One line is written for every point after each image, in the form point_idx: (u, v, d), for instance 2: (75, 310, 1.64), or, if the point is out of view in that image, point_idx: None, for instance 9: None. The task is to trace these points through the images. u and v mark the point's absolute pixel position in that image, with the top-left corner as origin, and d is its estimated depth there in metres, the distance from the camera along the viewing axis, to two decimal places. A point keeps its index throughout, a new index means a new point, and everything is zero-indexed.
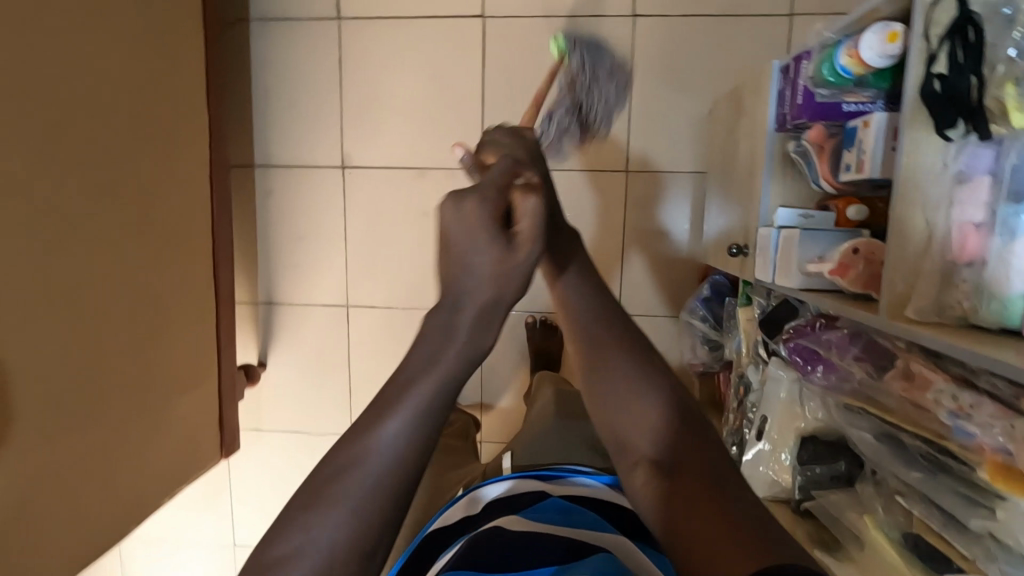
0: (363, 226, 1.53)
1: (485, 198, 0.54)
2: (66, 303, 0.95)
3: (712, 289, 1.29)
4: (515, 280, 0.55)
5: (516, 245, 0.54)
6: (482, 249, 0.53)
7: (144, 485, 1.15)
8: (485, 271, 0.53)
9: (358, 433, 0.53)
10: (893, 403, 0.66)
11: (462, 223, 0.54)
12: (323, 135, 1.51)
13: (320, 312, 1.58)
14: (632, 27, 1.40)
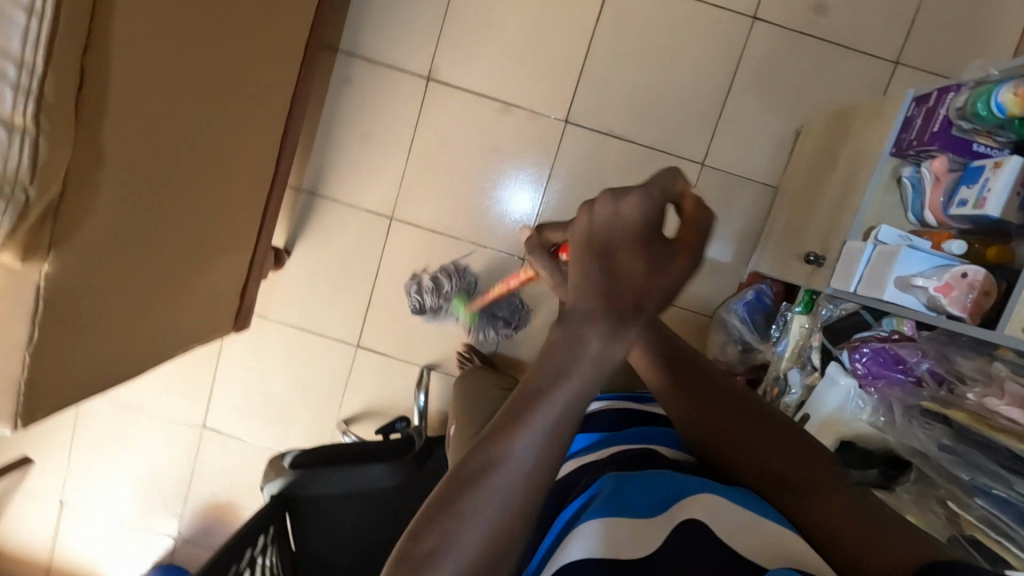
0: (431, 143, 1.50)
1: (648, 195, 0.52)
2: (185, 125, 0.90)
3: (755, 294, 1.34)
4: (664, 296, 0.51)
5: (670, 258, 0.51)
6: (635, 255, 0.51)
7: (169, 333, 1.09)
8: (638, 280, 0.51)
9: (486, 456, 0.50)
10: (981, 414, 0.76)
11: (609, 231, 0.52)
12: (417, 42, 1.46)
13: (361, 216, 1.54)
14: (749, 29, 1.42)
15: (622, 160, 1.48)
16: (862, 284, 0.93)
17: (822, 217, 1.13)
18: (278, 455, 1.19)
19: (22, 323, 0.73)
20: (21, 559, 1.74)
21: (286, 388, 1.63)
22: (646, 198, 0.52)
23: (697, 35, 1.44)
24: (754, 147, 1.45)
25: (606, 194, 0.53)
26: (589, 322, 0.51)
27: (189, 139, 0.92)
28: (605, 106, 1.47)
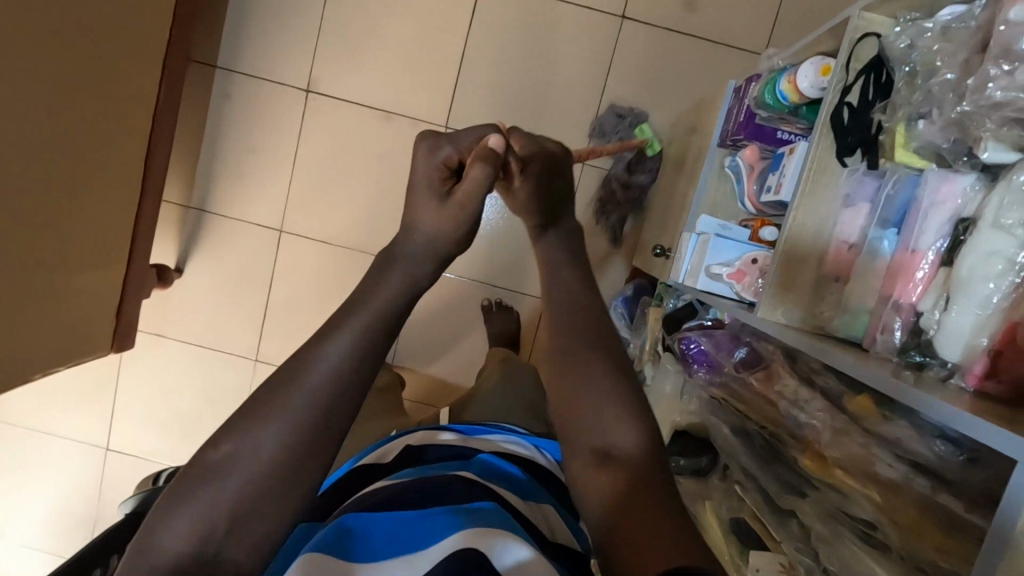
0: (314, 154, 1.51)
1: (433, 150, 0.68)
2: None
3: (635, 289, 1.37)
4: (448, 210, 0.66)
5: (448, 199, 0.66)
6: (423, 200, 0.67)
7: (18, 358, 1.09)
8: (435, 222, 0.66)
9: (276, 386, 0.56)
10: (747, 395, 0.77)
11: (422, 165, 0.68)
12: (295, 55, 1.47)
13: (251, 230, 1.54)
14: (619, 29, 1.44)
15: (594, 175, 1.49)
16: (686, 273, 0.95)
17: (674, 213, 1.15)
18: (154, 475, 1.20)
19: None
20: None
21: (190, 404, 1.63)
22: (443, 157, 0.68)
23: (569, 37, 1.45)
24: None
25: (428, 136, 0.68)
26: (286, 388, 0.56)
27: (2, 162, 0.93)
28: (485, 110, 1.49)
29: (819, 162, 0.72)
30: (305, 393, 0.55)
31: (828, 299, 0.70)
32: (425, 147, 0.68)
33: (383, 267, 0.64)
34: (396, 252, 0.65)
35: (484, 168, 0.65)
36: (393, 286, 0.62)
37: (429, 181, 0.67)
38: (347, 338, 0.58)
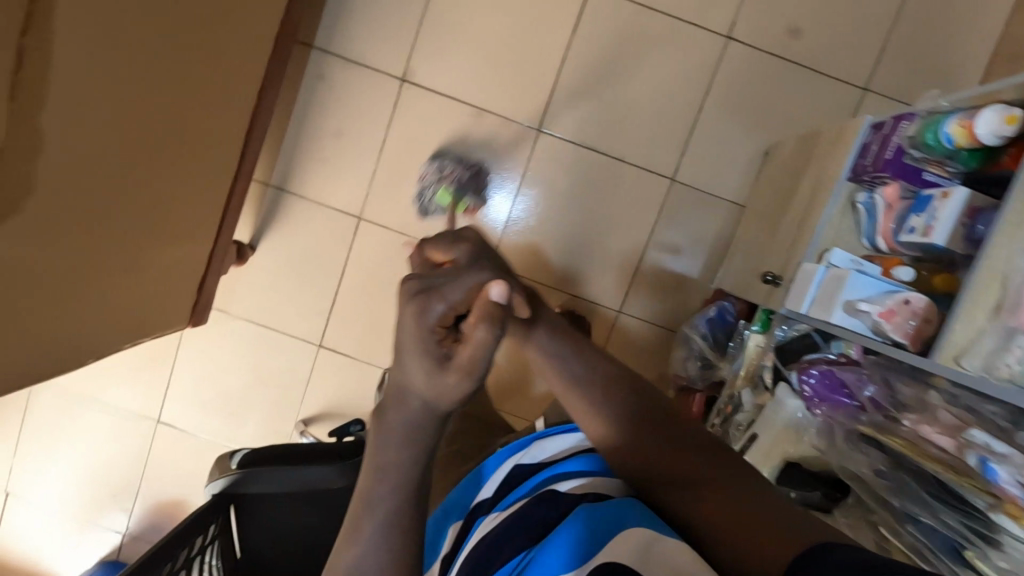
0: (402, 144, 1.49)
1: (423, 309, 0.53)
2: (135, 119, 0.88)
3: (718, 311, 1.37)
4: (453, 389, 0.52)
5: (448, 366, 0.52)
6: (412, 361, 0.53)
7: (102, 325, 1.07)
8: (427, 387, 0.53)
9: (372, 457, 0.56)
10: (906, 435, 0.78)
11: (408, 330, 0.53)
12: (395, 42, 1.45)
13: (329, 215, 1.52)
14: (724, 48, 1.43)
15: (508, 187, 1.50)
16: (811, 305, 0.95)
17: (784, 241, 1.14)
18: (229, 453, 1.21)
19: None
20: None
21: (246, 385, 1.60)
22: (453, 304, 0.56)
23: (673, 50, 1.44)
24: (725, 166, 1.47)
25: (410, 284, 0.55)
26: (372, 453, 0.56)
27: (137, 130, 0.90)
28: (579, 117, 1.47)
29: (1020, 217, 0.74)
30: (389, 487, 0.56)
31: (1011, 356, 0.69)
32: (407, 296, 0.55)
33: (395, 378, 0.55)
34: (388, 412, 0.55)
35: (489, 332, 0.51)
36: (399, 435, 0.55)
37: (419, 348, 0.53)
38: (404, 434, 0.55)
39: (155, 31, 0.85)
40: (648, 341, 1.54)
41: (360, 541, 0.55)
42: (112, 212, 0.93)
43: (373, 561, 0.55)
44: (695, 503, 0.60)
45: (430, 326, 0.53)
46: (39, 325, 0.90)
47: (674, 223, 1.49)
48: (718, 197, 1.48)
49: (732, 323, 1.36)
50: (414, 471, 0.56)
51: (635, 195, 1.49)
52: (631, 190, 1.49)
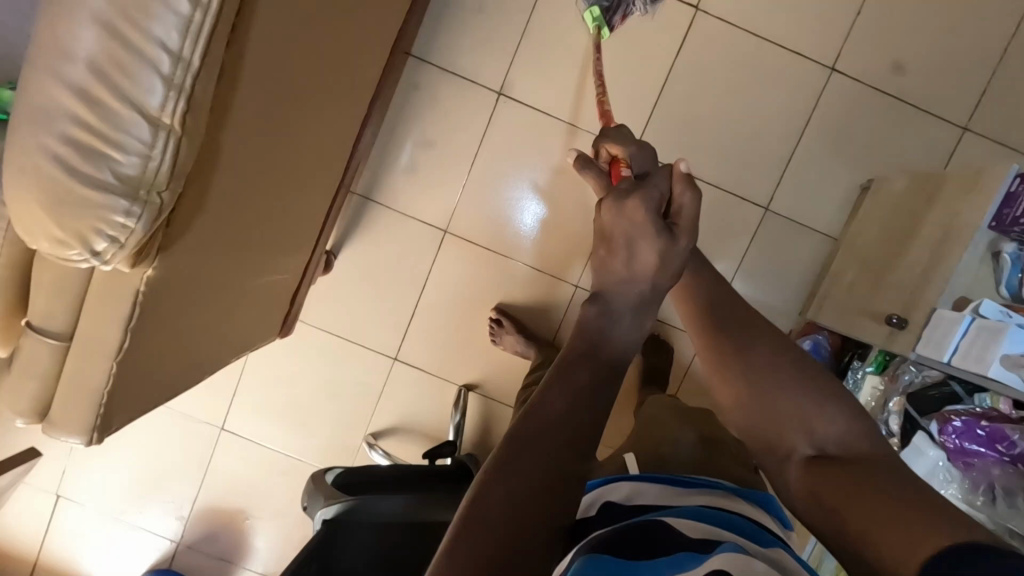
0: (495, 157, 1.46)
1: (647, 197, 0.57)
2: (290, 131, 0.85)
3: (813, 345, 1.36)
4: (677, 260, 0.56)
5: (677, 232, 0.57)
6: (643, 240, 0.55)
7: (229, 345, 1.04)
8: (653, 267, 0.55)
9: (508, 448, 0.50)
10: None
11: (635, 208, 0.56)
12: (494, 55, 1.42)
13: (415, 226, 1.48)
14: (827, 79, 1.42)
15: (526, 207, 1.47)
16: (954, 355, 0.94)
17: (903, 281, 1.13)
18: (321, 470, 1.17)
19: (116, 328, 0.67)
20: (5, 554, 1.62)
21: (316, 395, 1.56)
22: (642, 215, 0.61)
23: (775, 79, 1.42)
24: (820, 197, 1.45)
25: (613, 194, 0.58)
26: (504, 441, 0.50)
27: (289, 143, 0.86)
28: (676, 140, 1.45)
29: None
30: (509, 478, 0.48)
31: None
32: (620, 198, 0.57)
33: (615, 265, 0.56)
34: (611, 304, 0.55)
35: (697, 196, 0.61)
36: (628, 319, 0.55)
37: (647, 218, 0.56)
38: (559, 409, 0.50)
39: (318, 42, 0.81)
40: None
41: (479, 526, 0.46)
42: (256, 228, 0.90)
43: (514, 509, 0.47)
44: (836, 480, 0.58)
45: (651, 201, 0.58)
46: (190, 347, 0.86)
47: (764, 252, 1.48)
48: (810, 228, 1.46)
49: (827, 357, 1.36)
50: (556, 455, 0.49)
51: (727, 223, 1.47)
52: (722, 218, 1.47)
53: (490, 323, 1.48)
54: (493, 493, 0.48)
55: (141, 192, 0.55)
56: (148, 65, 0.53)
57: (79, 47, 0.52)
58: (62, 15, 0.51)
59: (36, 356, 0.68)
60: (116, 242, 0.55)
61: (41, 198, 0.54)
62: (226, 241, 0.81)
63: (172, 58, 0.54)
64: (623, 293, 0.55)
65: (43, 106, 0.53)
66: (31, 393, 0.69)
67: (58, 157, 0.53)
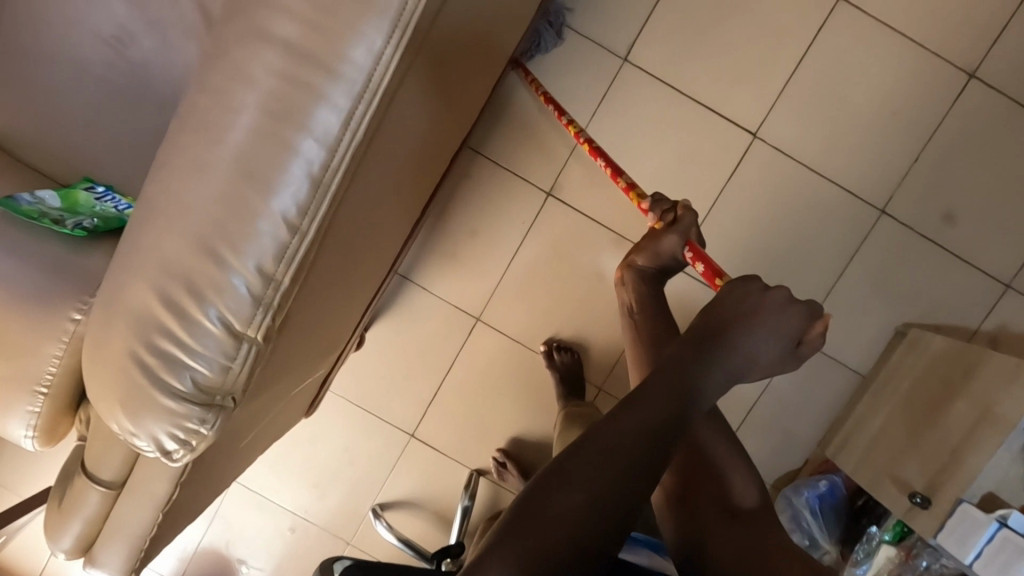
0: (536, 253, 1.47)
1: (805, 319, 0.75)
2: (346, 268, 0.86)
3: (828, 486, 1.35)
4: (776, 360, 0.75)
5: (797, 348, 0.76)
6: (773, 338, 0.73)
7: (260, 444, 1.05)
8: (763, 361, 0.73)
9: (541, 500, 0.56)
10: None
11: (783, 317, 0.73)
12: (549, 155, 1.43)
13: (449, 309, 1.50)
14: (875, 219, 1.42)
15: (542, 270, 1.47)
16: (976, 557, 0.94)
17: (930, 454, 1.12)
18: (328, 560, 1.20)
19: (164, 485, 0.68)
20: (9, 570, 1.64)
21: (330, 460, 1.57)
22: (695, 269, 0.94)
23: (824, 212, 1.42)
24: (853, 333, 1.46)
25: (784, 290, 0.74)
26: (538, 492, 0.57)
27: (343, 275, 0.88)
28: (718, 260, 1.46)
29: None
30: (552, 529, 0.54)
31: None
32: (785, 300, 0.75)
33: (743, 347, 0.71)
34: (729, 361, 0.69)
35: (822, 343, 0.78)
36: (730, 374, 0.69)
37: (782, 327, 0.73)
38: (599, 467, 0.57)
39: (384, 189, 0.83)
40: None
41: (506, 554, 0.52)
42: (301, 352, 0.91)
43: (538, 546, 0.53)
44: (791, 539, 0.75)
45: (797, 316, 0.74)
46: (225, 465, 0.88)
47: (791, 379, 1.49)
48: (842, 362, 1.47)
49: (844, 498, 1.36)
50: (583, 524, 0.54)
51: None
52: None
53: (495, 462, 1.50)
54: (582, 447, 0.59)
55: (216, 397, 0.57)
56: (240, 283, 0.54)
57: (179, 263, 0.54)
58: (170, 231, 0.54)
59: (85, 498, 0.69)
60: (188, 444, 0.57)
61: (124, 396, 0.56)
62: (276, 376, 0.82)
63: (263, 277, 0.55)
64: (735, 368, 0.70)
65: (136, 309, 0.55)
66: (74, 532, 0.70)
67: (142, 359, 0.55)
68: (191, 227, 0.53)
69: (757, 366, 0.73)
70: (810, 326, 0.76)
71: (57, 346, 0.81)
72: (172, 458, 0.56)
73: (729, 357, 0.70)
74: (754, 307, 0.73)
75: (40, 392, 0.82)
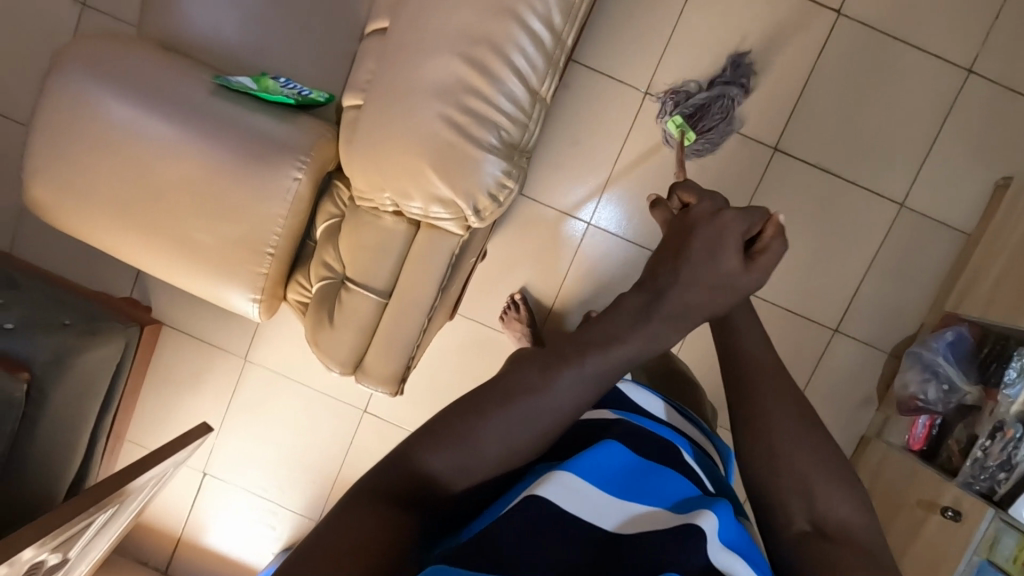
0: (639, 152, 1.52)
1: (743, 214, 0.58)
2: None
3: (956, 336, 1.39)
4: (730, 294, 0.57)
5: (752, 266, 0.57)
6: (718, 264, 0.56)
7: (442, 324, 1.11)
8: (708, 293, 0.56)
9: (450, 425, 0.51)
10: None
11: (713, 228, 0.57)
12: (644, 56, 1.49)
13: (560, 218, 1.55)
14: (963, 80, 1.47)
15: (648, 170, 1.52)
16: None
17: None
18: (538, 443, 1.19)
19: (429, 288, 0.80)
20: (152, 527, 1.69)
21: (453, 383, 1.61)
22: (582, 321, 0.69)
23: (912, 79, 1.48)
24: (954, 194, 1.51)
25: (711, 201, 0.60)
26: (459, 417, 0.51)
27: None
28: (816, 140, 1.51)
29: None
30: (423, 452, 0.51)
31: None
32: (720, 206, 0.59)
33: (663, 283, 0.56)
34: (656, 300, 0.56)
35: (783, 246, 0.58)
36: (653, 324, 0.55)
37: (716, 247, 0.56)
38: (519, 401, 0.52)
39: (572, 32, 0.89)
40: (863, 364, 1.58)
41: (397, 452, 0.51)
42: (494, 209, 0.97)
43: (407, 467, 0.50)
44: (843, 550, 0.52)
45: (727, 225, 0.57)
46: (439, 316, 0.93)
47: (896, 247, 1.54)
48: (946, 225, 1.52)
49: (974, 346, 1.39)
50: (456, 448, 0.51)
51: (863, 218, 1.53)
52: (858, 213, 1.53)
53: (510, 301, 1.55)
54: (505, 371, 0.54)
55: (510, 154, 0.73)
56: (528, 51, 0.70)
57: (476, 39, 0.69)
58: (467, 15, 0.69)
59: (360, 305, 0.83)
60: (494, 196, 0.73)
61: (442, 157, 0.71)
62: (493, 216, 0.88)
63: (543, 46, 0.70)
64: (673, 303, 0.55)
65: (450, 91, 0.70)
66: (349, 343, 0.85)
67: (455, 122, 0.70)
68: (486, 8, 0.69)
69: (708, 306, 0.56)
70: (752, 228, 0.58)
71: (282, 207, 0.87)
72: (486, 204, 0.73)
73: (655, 299, 0.56)
74: (678, 230, 0.59)
75: (268, 253, 0.88)
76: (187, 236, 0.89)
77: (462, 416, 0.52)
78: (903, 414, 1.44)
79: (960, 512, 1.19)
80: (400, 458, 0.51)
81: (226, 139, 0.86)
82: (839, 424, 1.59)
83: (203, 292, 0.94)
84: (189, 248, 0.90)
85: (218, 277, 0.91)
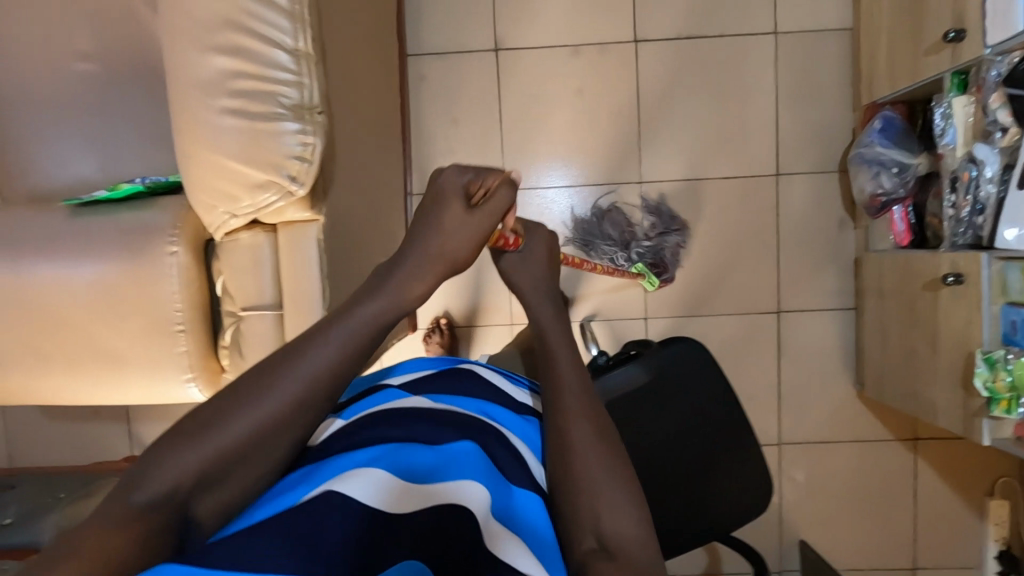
0: (515, 105, 1.54)
1: (462, 172, 0.82)
2: None
3: (885, 121, 1.36)
4: (468, 237, 0.79)
5: (474, 210, 0.81)
6: (449, 212, 0.79)
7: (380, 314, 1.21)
8: (455, 243, 0.78)
9: (225, 415, 0.63)
10: None
11: (447, 187, 0.81)
12: (477, 19, 1.53)
13: None
14: None
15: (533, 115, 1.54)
16: None
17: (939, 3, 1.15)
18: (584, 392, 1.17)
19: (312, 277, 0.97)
20: None
21: None
22: (430, 238, 0.79)
23: None
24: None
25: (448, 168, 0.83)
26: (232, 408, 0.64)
27: None
28: (668, 15, 1.53)
29: None
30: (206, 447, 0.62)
31: None
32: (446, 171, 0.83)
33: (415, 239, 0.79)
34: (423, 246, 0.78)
35: (509, 191, 0.83)
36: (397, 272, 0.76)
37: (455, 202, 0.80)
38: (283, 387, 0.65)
39: None
40: (815, 192, 1.55)
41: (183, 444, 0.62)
42: None
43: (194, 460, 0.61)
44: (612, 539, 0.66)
45: (454, 183, 0.81)
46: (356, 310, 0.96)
47: (791, 72, 1.53)
48: (824, 30, 1.51)
49: (904, 122, 1.35)
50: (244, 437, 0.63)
51: (746, 62, 1.53)
52: (739, 60, 1.53)
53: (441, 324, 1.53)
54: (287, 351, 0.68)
55: (303, 116, 0.89)
56: (280, 28, 0.87)
57: (232, 35, 0.87)
58: (217, 19, 0.86)
59: (261, 322, 0.99)
60: (303, 159, 0.89)
61: (245, 140, 0.88)
62: None
63: (289, 20, 0.87)
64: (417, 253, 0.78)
65: (231, 91, 0.87)
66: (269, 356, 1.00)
67: (242, 110, 0.88)
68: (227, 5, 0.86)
69: (459, 252, 0.79)
70: (473, 180, 0.82)
71: (172, 284, 0.95)
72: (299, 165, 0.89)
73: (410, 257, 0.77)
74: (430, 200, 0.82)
75: (179, 331, 0.97)
76: (103, 346, 0.97)
77: (258, 413, 0.63)
78: (875, 216, 1.39)
79: (961, 274, 1.13)
80: (198, 449, 0.61)
81: (98, 253, 0.95)
82: (822, 258, 1.56)
83: (147, 394, 1.03)
84: (115, 360, 0.98)
85: (150, 372, 0.99)
